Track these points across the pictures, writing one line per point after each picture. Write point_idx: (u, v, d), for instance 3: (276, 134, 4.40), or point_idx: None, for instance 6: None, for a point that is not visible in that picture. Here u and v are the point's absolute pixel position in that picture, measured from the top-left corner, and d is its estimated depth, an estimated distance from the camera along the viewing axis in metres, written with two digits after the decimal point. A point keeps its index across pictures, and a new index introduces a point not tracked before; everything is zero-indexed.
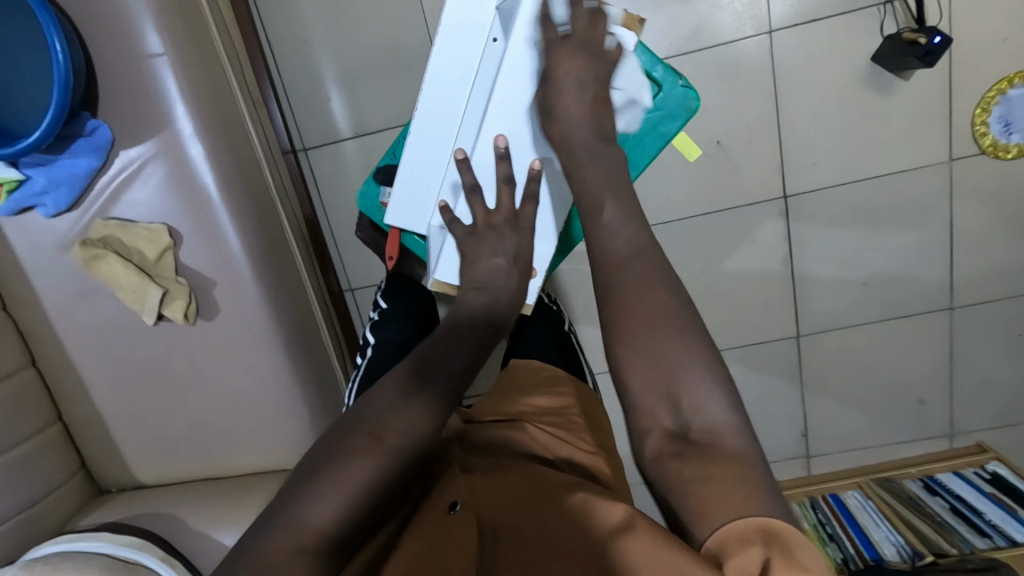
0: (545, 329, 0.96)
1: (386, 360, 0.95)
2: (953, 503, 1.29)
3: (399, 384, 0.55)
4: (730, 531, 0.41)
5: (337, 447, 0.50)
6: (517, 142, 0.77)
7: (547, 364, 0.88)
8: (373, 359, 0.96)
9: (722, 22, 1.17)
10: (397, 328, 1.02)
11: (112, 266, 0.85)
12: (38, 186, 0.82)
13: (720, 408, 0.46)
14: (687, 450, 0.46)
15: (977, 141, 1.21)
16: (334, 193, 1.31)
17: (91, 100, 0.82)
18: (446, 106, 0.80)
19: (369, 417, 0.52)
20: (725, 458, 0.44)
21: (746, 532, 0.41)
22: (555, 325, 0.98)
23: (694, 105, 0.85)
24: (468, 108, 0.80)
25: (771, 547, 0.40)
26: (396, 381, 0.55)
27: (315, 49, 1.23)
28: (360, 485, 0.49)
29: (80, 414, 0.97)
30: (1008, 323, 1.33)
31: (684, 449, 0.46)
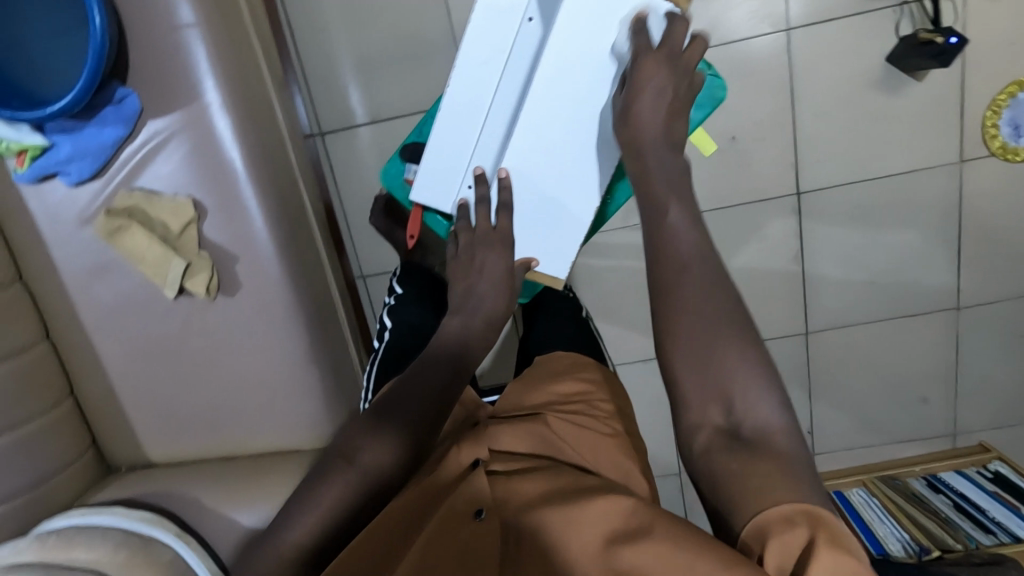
0: (564, 315, 0.95)
1: (405, 342, 0.94)
2: (957, 501, 1.30)
3: (375, 408, 0.61)
4: (776, 514, 0.42)
5: (328, 482, 0.56)
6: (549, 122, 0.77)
7: (571, 348, 0.87)
8: (392, 342, 0.95)
9: (741, 19, 1.19)
10: (415, 311, 1.01)
11: (135, 236, 0.85)
12: (63, 153, 0.82)
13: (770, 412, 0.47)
14: (738, 447, 0.46)
15: (987, 143, 1.23)
16: (348, 179, 1.31)
17: (120, 69, 0.82)
18: (477, 83, 0.79)
19: (347, 441, 0.59)
20: (771, 456, 0.45)
21: (791, 514, 0.42)
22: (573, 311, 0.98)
23: (720, 95, 0.83)
24: (500, 86, 0.79)
25: (818, 529, 0.41)
26: (373, 406, 0.62)
27: (334, 33, 1.23)
28: (338, 501, 0.56)
29: (92, 390, 0.96)
30: (1012, 324, 1.35)
31: (733, 445, 0.47)
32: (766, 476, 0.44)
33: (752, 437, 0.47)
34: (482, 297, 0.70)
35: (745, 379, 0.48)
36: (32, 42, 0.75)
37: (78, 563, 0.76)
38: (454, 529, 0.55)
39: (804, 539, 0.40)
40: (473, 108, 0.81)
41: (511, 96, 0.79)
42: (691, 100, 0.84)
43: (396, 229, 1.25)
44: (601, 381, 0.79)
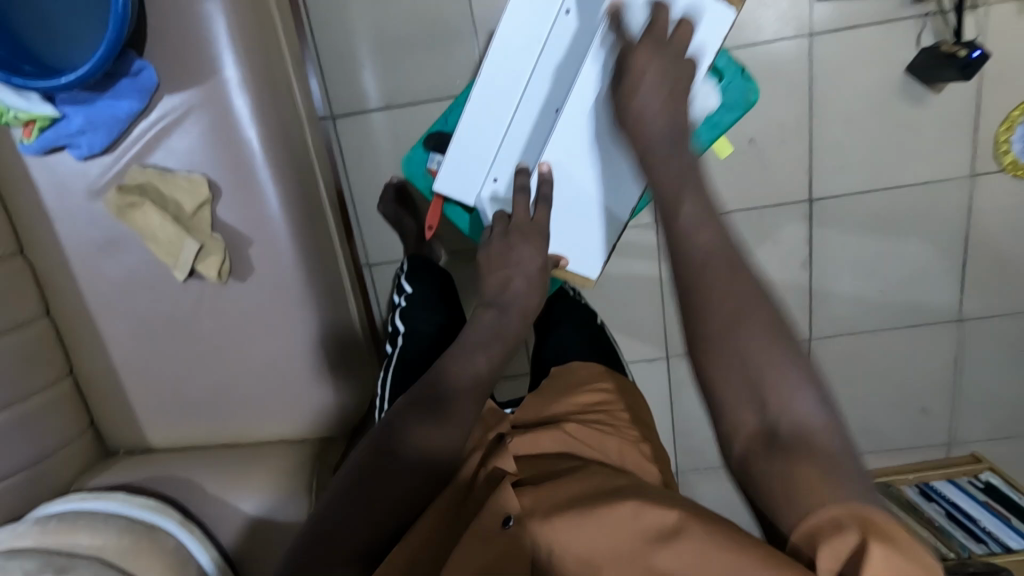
0: (578, 321, 0.93)
1: (416, 350, 0.92)
2: (949, 509, 1.32)
3: (412, 401, 0.59)
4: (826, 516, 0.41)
5: (359, 492, 0.54)
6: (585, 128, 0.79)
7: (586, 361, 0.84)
8: (403, 349, 0.93)
9: (765, 22, 1.18)
10: (425, 315, 0.99)
11: (147, 214, 0.82)
12: (74, 125, 0.79)
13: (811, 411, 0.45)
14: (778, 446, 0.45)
15: (999, 158, 1.24)
16: (359, 164, 1.28)
17: (137, 39, 0.79)
18: (510, 73, 0.80)
19: (386, 433, 0.57)
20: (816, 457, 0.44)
21: (840, 518, 0.41)
22: (585, 316, 0.95)
23: (752, 97, 0.86)
24: (534, 77, 0.80)
25: (868, 535, 0.40)
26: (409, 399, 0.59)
27: (352, 13, 1.20)
28: (377, 497, 0.54)
29: (93, 370, 0.93)
30: (1011, 338, 1.37)
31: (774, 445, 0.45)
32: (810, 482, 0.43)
33: (789, 436, 0.45)
34: (517, 298, 0.69)
35: (781, 377, 0.47)
36: (52, 10, 0.73)
37: (81, 548, 0.74)
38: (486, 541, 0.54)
39: (853, 544, 0.40)
40: (505, 98, 0.81)
41: (544, 88, 0.80)
42: (725, 101, 0.86)
43: (405, 217, 1.25)
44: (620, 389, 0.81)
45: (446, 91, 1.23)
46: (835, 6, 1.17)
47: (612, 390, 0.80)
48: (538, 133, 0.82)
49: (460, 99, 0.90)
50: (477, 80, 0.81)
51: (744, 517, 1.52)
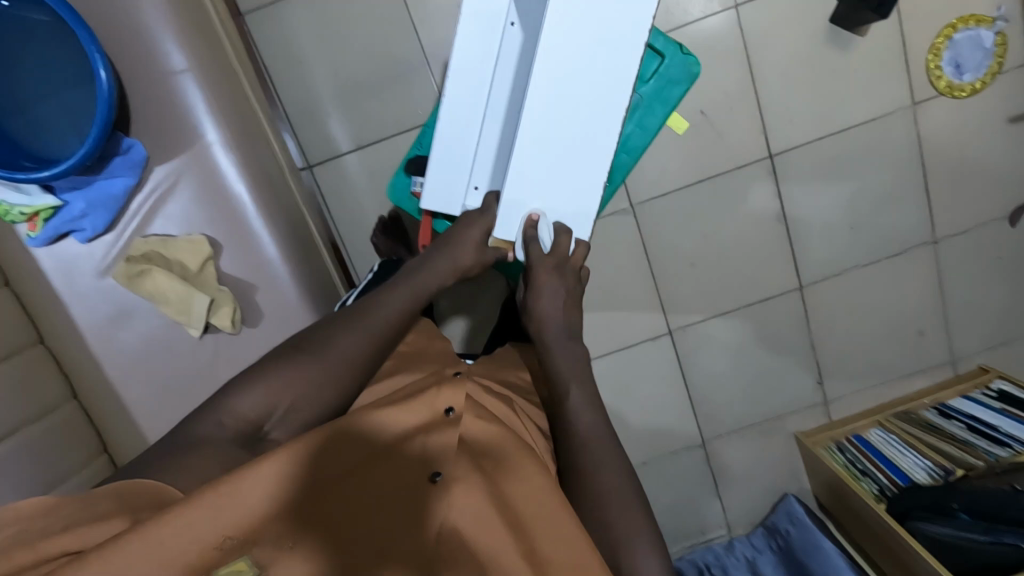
0: None
1: None
2: (969, 422, 1.36)
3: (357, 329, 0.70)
4: None
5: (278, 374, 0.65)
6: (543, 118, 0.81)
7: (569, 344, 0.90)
8: None
9: (691, 3, 1.27)
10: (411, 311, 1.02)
11: (155, 276, 0.86)
12: (76, 210, 0.84)
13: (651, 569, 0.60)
14: None
15: (934, 83, 1.32)
16: (341, 206, 1.34)
17: (122, 120, 0.85)
18: (470, 86, 0.88)
19: (315, 342, 0.68)
20: None
21: None
22: None
23: (694, 70, 0.93)
24: (494, 84, 0.87)
25: None
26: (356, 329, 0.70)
27: (310, 69, 1.27)
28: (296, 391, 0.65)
29: (126, 443, 0.96)
30: (987, 248, 1.43)
31: None
32: None
33: None
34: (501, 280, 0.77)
35: (636, 542, 0.62)
36: (44, 109, 0.80)
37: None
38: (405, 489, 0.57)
39: None
40: (471, 110, 0.88)
41: (506, 92, 0.87)
42: (670, 78, 0.94)
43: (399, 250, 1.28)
44: None
45: (411, 124, 1.30)
46: None
47: None
48: (506, 133, 0.88)
49: (428, 123, 0.96)
50: (441, 99, 0.88)
51: (777, 473, 1.55)
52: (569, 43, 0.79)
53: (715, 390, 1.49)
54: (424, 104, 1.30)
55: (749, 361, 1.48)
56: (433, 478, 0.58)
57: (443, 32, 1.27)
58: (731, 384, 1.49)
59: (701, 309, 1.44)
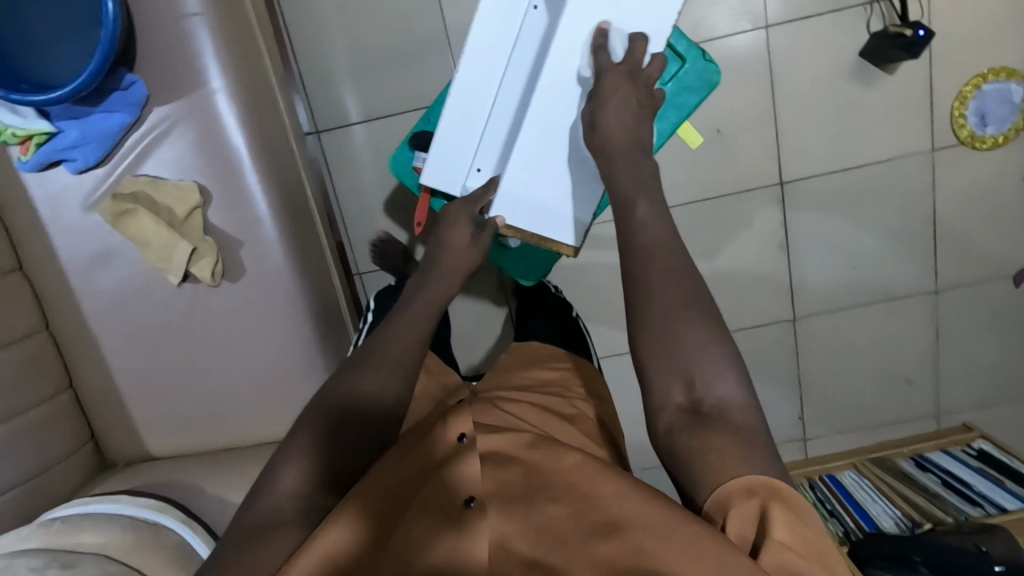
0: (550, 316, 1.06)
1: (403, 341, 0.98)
2: (944, 477, 1.34)
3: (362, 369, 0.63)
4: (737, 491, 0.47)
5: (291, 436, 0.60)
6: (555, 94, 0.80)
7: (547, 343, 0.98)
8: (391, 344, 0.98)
9: (721, 18, 1.25)
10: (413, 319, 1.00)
11: (137, 215, 0.85)
12: (69, 139, 0.83)
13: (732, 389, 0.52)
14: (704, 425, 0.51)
15: (955, 132, 1.29)
16: (344, 175, 1.33)
17: (127, 55, 0.84)
18: (485, 67, 0.84)
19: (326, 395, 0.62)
20: (735, 430, 0.50)
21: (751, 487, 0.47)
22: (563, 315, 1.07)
23: (714, 78, 0.89)
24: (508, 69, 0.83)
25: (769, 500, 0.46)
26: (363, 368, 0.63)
27: (330, 33, 1.26)
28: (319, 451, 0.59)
29: (91, 382, 0.96)
30: (988, 306, 1.41)
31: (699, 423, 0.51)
32: (728, 451, 0.49)
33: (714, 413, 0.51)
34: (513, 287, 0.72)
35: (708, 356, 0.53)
36: (49, 33, 0.78)
37: (84, 546, 0.75)
38: (447, 519, 0.54)
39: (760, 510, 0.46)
40: (482, 93, 0.85)
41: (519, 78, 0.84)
42: (687, 84, 0.90)
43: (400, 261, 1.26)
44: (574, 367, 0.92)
45: (424, 102, 1.29)
46: None
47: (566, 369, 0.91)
48: (514, 122, 0.85)
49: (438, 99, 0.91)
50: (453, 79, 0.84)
51: None
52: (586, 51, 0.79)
53: None
54: (441, 85, 1.29)
55: None
56: (467, 505, 0.56)
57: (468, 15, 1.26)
58: None
59: None
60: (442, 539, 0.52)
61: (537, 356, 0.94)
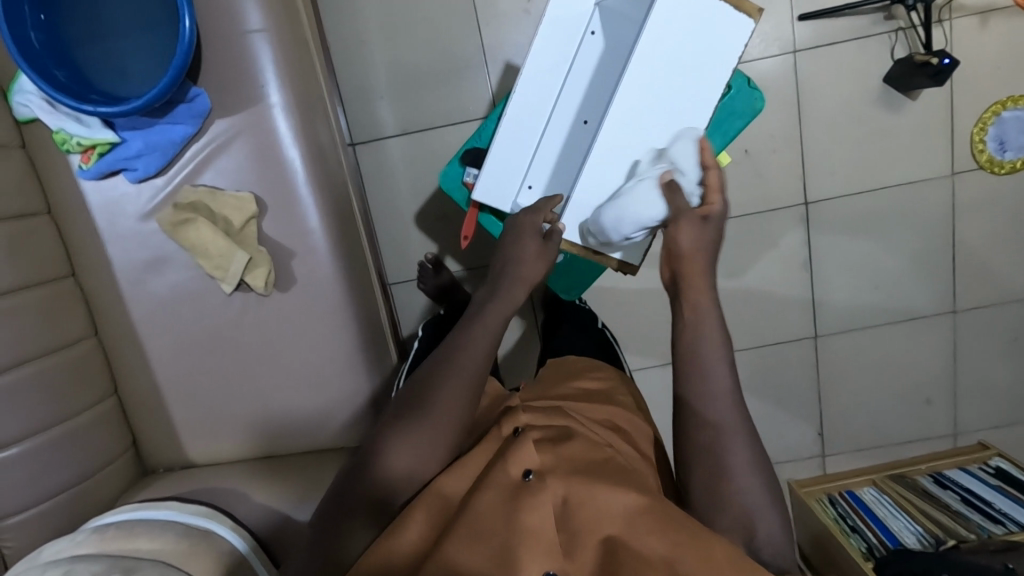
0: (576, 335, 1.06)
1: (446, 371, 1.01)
2: (964, 495, 1.36)
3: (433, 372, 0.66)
4: None
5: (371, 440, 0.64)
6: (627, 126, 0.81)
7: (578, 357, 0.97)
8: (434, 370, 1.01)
9: (751, 41, 1.28)
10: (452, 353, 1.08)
11: (196, 225, 0.87)
12: (132, 149, 0.85)
13: (783, 537, 0.60)
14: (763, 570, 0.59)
15: (976, 156, 1.33)
16: (378, 188, 1.35)
17: (192, 70, 0.86)
18: (541, 92, 0.85)
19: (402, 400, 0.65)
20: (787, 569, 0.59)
21: None
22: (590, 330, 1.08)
23: (760, 105, 0.91)
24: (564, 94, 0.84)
25: None
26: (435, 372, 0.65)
27: (369, 50, 1.29)
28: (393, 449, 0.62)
29: (136, 388, 0.96)
30: (1003, 326, 1.44)
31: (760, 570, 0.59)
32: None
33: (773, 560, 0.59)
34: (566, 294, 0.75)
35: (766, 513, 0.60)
36: (122, 49, 0.81)
37: (143, 552, 0.75)
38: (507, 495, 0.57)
39: None
40: (536, 116, 0.85)
41: (573, 101, 0.86)
42: (733, 109, 0.93)
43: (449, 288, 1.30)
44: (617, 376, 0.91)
45: (459, 119, 1.32)
46: (815, 25, 1.28)
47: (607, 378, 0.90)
48: (567, 147, 0.87)
49: (491, 116, 0.92)
50: (509, 101, 0.84)
51: None
52: (647, 89, 0.80)
53: None
54: (477, 102, 1.31)
55: (753, 402, 1.49)
56: (524, 477, 0.58)
57: (505, 35, 1.29)
58: None
59: None
60: (500, 518, 0.55)
61: (574, 368, 0.92)
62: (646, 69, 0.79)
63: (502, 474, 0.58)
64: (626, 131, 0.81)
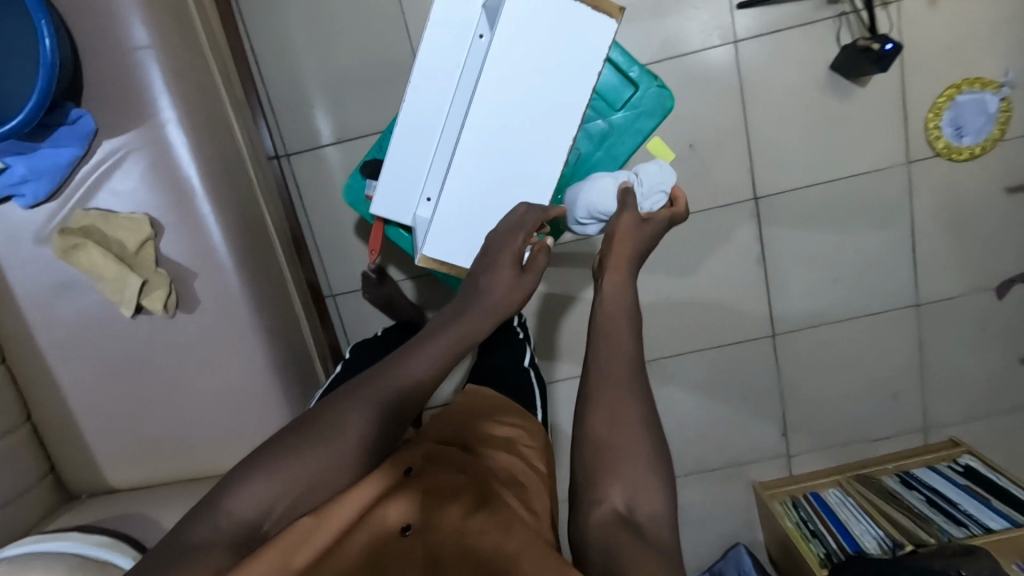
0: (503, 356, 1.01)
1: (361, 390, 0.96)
2: (930, 496, 1.31)
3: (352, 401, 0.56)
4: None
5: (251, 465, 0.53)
6: (490, 139, 0.78)
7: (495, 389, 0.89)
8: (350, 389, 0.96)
9: (690, 32, 1.23)
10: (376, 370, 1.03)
11: (87, 250, 0.85)
12: (17, 175, 0.83)
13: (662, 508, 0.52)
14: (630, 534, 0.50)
15: (932, 143, 1.27)
16: (315, 198, 1.32)
17: (75, 90, 0.83)
18: (430, 100, 0.82)
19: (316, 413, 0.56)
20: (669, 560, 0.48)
21: None
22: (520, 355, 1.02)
23: (668, 104, 0.88)
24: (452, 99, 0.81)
25: None
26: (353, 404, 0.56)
27: (298, 58, 1.26)
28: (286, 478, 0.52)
29: (51, 414, 0.95)
30: (970, 318, 1.39)
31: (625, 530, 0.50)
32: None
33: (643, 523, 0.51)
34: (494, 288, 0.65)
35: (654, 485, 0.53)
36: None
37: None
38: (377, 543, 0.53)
39: None
40: (428, 125, 0.83)
41: None
42: (642, 109, 0.90)
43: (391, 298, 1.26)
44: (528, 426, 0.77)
45: None
46: (756, 12, 1.22)
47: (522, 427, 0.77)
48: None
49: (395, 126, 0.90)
50: (399, 112, 0.83)
51: (729, 520, 1.51)
52: (517, 84, 0.76)
53: (676, 426, 1.46)
54: None
55: (713, 404, 1.45)
56: (399, 531, 0.54)
57: None
58: (692, 425, 1.46)
59: (668, 344, 1.41)
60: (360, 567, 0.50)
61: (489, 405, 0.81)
62: (513, 63, 0.75)
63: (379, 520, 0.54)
64: (491, 143, 0.78)
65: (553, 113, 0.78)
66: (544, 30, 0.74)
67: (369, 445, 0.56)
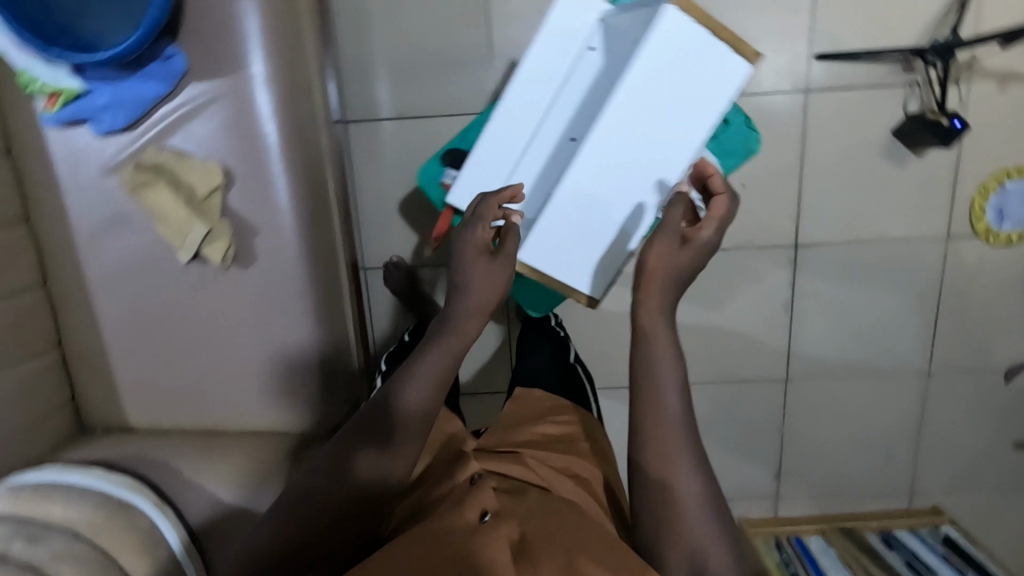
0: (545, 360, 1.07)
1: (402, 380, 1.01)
2: (909, 559, 1.37)
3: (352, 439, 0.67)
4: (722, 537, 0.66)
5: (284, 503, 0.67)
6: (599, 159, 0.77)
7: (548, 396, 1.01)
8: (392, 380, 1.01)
9: (764, 73, 1.25)
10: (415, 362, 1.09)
11: (157, 188, 0.85)
12: (98, 102, 0.81)
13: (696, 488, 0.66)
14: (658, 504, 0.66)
15: (973, 223, 1.31)
16: (365, 169, 1.31)
17: (172, 28, 0.82)
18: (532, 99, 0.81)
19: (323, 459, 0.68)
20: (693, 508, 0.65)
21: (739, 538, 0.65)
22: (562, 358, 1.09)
23: (754, 147, 0.91)
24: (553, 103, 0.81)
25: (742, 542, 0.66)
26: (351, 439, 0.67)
27: (373, 27, 1.24)
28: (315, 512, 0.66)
29: (82, 344, 0.93)
30: (974, 396, 1.43)
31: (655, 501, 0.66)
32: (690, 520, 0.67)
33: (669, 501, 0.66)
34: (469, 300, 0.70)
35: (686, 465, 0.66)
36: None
37: (55, 518, 0.75)
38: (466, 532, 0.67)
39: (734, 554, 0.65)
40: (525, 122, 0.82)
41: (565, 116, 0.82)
42: (727, 148, 0.92)
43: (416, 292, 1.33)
44: (579, 421, 0.96)
45: (456, 111, 1.28)
46: (831, 66, 1.24)
47: (574, 423, 0.96)
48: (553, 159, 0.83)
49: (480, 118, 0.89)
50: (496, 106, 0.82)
51: None
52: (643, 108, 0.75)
53: None
54: (477, 97, 1.28)
55: (716, 436, 1.47)
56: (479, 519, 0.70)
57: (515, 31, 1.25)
58: None
59: None
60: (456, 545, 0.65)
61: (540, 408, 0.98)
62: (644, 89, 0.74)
63: (460, 519, 0.69)
64: (599, 163, 0.77)
65: (665, 145, 0.77)
66: (676, 63, 0.73)
67: (377, 481, 0.67)
